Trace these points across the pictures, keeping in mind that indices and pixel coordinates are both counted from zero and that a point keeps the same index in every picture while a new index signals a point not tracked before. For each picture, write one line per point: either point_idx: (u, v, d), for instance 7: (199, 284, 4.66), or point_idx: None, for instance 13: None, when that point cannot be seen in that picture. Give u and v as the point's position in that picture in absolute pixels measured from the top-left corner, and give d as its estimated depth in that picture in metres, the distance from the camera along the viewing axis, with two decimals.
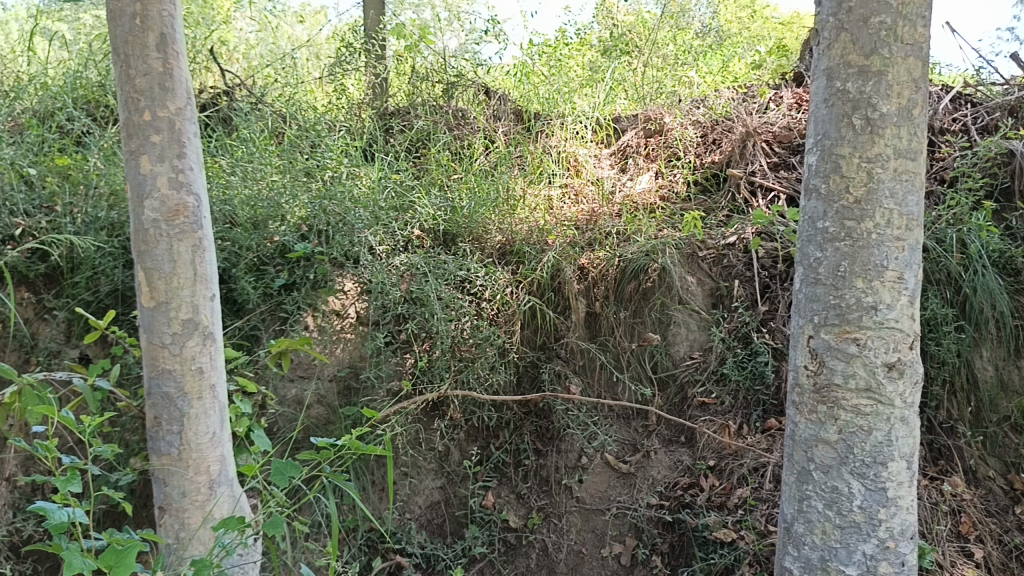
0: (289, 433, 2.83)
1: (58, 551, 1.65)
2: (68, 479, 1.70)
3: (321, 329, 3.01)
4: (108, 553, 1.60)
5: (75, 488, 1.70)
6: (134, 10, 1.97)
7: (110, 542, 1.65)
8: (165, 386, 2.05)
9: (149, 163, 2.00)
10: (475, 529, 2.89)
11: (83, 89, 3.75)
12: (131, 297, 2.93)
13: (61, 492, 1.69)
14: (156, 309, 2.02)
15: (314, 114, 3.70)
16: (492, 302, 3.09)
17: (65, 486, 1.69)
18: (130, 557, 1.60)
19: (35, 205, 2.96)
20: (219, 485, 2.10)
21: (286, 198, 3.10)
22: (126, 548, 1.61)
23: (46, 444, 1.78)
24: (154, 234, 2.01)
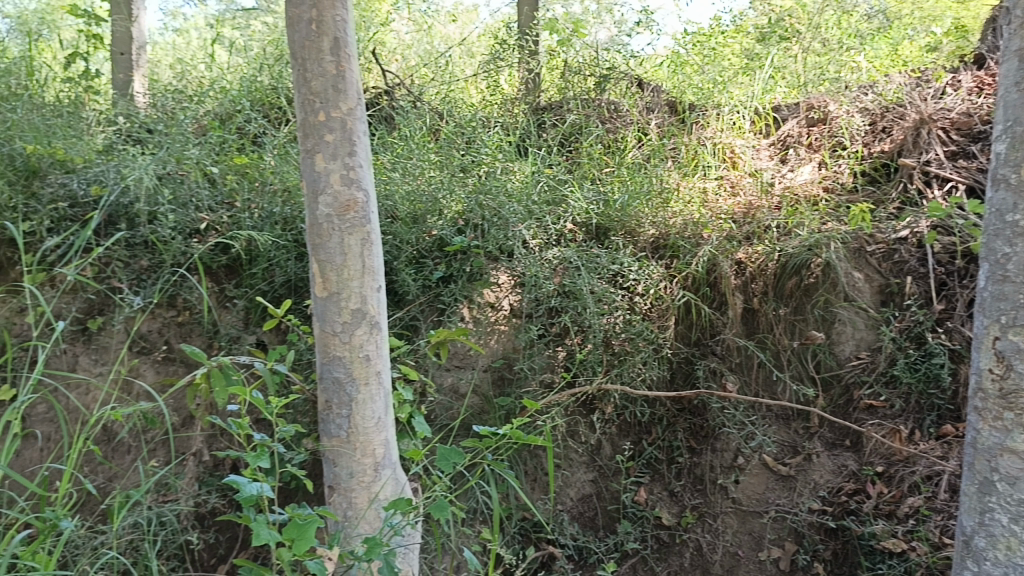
0: (446, 421, 2.91)
1: (247, 522, 1.79)
2: (258, 454, 1.85)
3: (476, 321, 3.07)
4: (291, 527, 1.73)
5: (264, 464, 1.84)
6: (310, 16, 2.08)
7: (292, 516, 1.78)
8: (335, 371, 2.17)
9: (323, 161, 2.12)
10: (627, 524, 2.88)
11: (258, 92, 4.01)
12: (302, 288, 3.10)
13: (251, 466, 1.84)
14: (328, 298, 2.15)
15: (469, 111, 3.81)
16: (645, 296, 3.06)
17: (255, 461, 1.84)
18: (310, 533, 1.72)
19: (218, 201, 3.19)
20: (384, 468, 2.19)
21: (443, 193, 3.19)
22: (307, 524, 1.73)
23: (240, 422, 1.94)
24: (327, 228, 2.13)
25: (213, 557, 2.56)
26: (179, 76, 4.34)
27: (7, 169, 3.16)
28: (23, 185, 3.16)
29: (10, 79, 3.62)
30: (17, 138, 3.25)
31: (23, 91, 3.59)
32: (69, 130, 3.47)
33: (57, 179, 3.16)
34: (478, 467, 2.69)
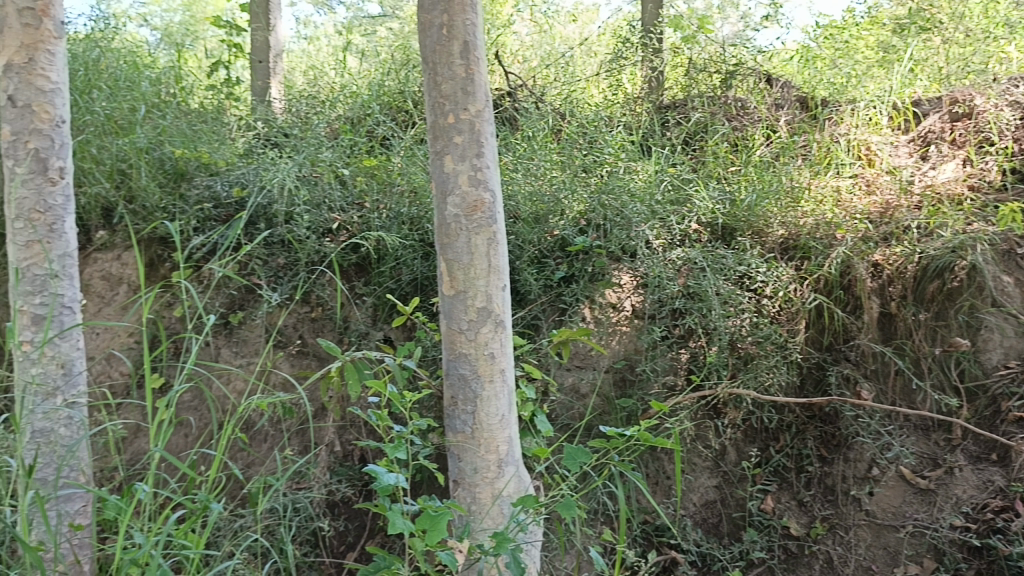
0: (567, 420, 2.92)
1: (383, 510, 1.86)
2: (396, 445, 1.95)
3: (598, 321, 3.05)
4: (424, 518, 1.78)
5: (401, 454, 1.97)
6: (441, 21, 2.13)
7: (424, 507, 1.83)
8: (461, 368, 2.21)
9: (452, 163, 2.17)
10: (753, 532, 2.81)
11: (386, 96, 4.14)
12: (429, 286, 3.18)
13: (389, 457, 1.93)
14: (455, 297, 2.19)
15: (591, 111, 3.80)
16: (774, 299, 2.97)
17: (392, 451, 1.93)
18: (442, 526, 1.77)
19: (349, 202, 3.31)
20: (507, 465, 2.22)
21: (565, 194, 3.20)
22: (439, 517, 1.78)
23: (379, 413, 2.06)
24: (455, 228, 2.17)
25: (343, 545, 2.65)
26: (312, 81, 4.53)
27: (159, 172, 3.39)
28: (173, 187, 3.37)
29: (161, 87, 3.87)
30: (167, 143, 3.47)
31: (172, 99, 3.83)
32: (213, 135, 3.68)
33: (203, 181, 3.36)
34: (603, 468, 2.67)
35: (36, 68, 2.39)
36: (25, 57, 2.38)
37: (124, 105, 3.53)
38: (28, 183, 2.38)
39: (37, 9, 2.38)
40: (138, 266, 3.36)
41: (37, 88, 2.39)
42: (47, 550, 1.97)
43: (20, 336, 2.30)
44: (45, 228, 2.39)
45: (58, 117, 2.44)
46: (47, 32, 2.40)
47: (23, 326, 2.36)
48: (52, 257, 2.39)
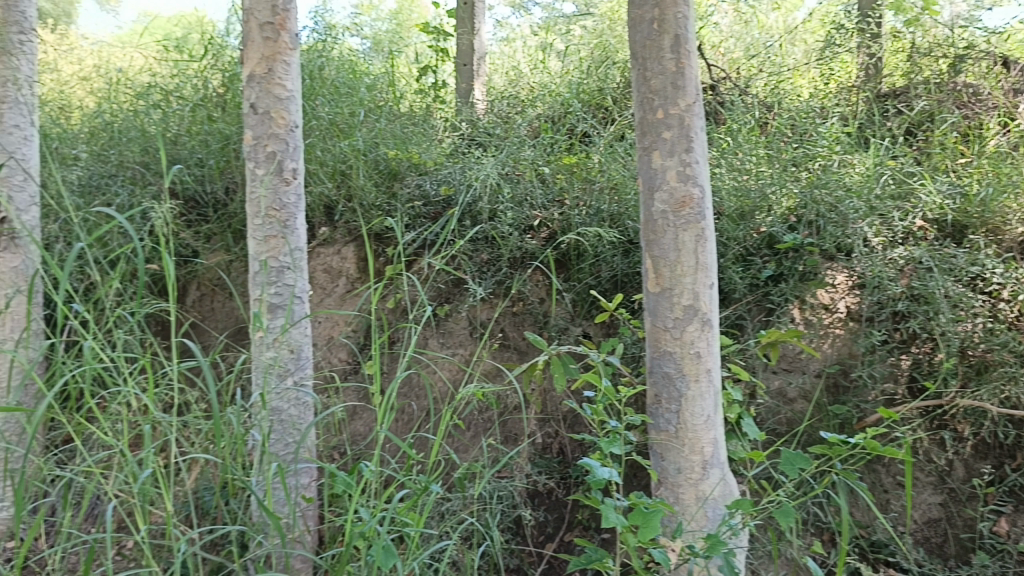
0: (773, 424, 2.82)
1: (594, 502, 1.92)
2: (611, 440, 2.00)
3: (808, 323, 2.94)
4: (636, 515, 1.81)
5: (616, 449, 2.00)
6: (652, 15, 2.13)
7: (636, 503, 1.86)
8: (665, 366, 2.19)
9: (661, 159, 2.16)
10: (984, 556, 2.58)
11: (586, 94, 4.16)
12: (629, 282, 3.18)
13: (604, 451, 1.99)
14: (660, 294, 2.18)
15: (801, 103, 3.63)
16: (1012, 303, 2.72)
17: (608, 446, 1.99)
18: (654, 524, 1.79)
19: (550, 199, 3.35)
20: (712, 467, 2.17)
21: (773, 189, 3.07)
22: (651, 514, 1.81)
23: (594, 407, 2.10)
24: (662, 224, 2.16)
25: (542, 535, 2.70)
26: (512, 82, 4.64)
27: (375, 172, 3.61)
28: (386, 186, 3.58)
29: (376, 92, 4.11)
30: (381, 145, 3.69)
31: (385, 103, 4.06)
32: (422, 136, 3.88)
33: (414, 181, 3.55)
34: (821, 475, 2.53)
35: (274, 78, 2.61)
36: (266, 68, 2.61)
37: (344, 110, 3.79)
38: (266, 183, 2.60)
39: (276, 24, 2.60)
40: (355, 261, 3.59)
41: (275, 96, 2.61)
42: (286, 518, 2.15)
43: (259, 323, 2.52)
44: (280, 224, 2.61)
45: (291, 122, 2.65)
46: (284, 44, 2.62)
47: (263, 314, 2.59)
48: (285, 251, 2.61)
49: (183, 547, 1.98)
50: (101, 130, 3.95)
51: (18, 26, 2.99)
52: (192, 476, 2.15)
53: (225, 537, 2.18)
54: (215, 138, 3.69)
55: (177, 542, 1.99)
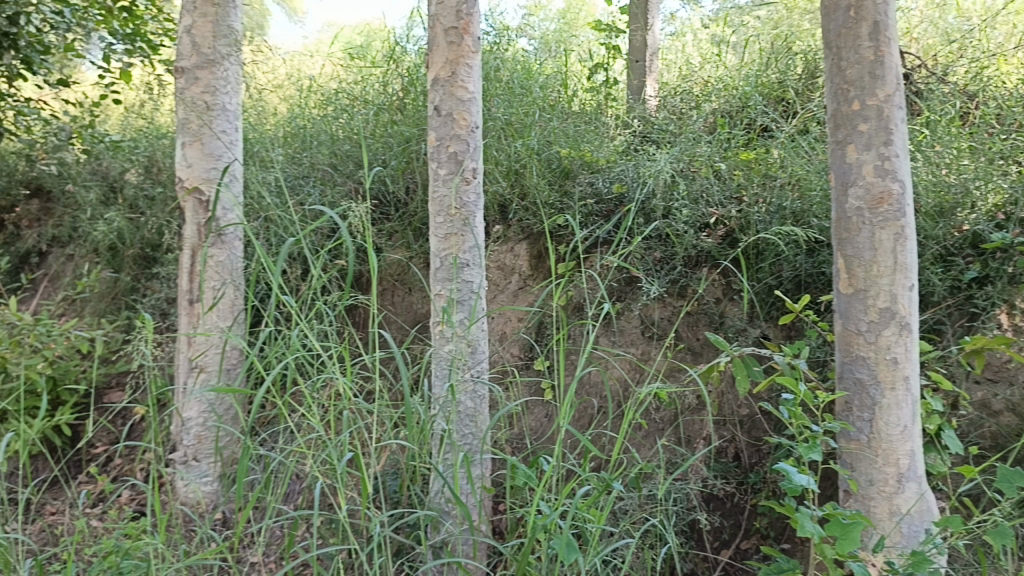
0: (976, 439, 2.62)
1: (789, 510, 1.93)
2: (810, 446, 1.92)
3: (1018, 330, 2.71)
4: (833, 525, 1.82)
5: (815, 455, 1.92)
6: (848, 3, 2.10)
7: (833, 513, 1.86)
8: (858, 372, 2.11)
9: (856, 152, 2.11)
10: None
11: (765, 86, 4.02)
12: (812, 283, 3.04)
13: (802, 458, 1.92)
14: (853, 296, 2.12)
15: (1009, 90, 3.34)
16: None
17: (807, 453, 1.92)
18: (854, 534, 1.79)
19: (727, 196, 3.24)
20: (907, 480, 2.05)
21: (977, 184, 2.85)
22: (850, 524, 1.81)
23: (791, 412, 2.03)
24: (856, 221, 2.11)
25: (717, 540, 2.64)
26: (685, 77, 4.55)
27: (548, 171, 3.64)
28: (560, 184, 3.61)
29: (549, 91, 4.15)
30: (555, 144, 3.73)
31: (558, 102, 4.09)
32: (595, 134, 3.88)
33: (586, 179, 3.55)
34: None
35: (458, 80, 2.69)
36: (450, 71, 2.70)
37: (519, 111, 3.85)
38: (449, 183, 2.69)
39: (460, 27, 2.68)
40: (528, 258, 3.65)
41: (458, 98, 2.69)
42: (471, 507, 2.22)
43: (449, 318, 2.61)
44: (460, 222, 2.69)
45: (473, 123, 2.72)
46: (467, 48, 2.70)
47: (455, 309, 2.68)
48: (465, 248, 2.68)
49: (379, 529, 2.08)
50: (295, 135, 4.23)
51: (226, 39, 3.24)
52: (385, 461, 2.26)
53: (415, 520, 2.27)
54: (397, 140, 3.86)
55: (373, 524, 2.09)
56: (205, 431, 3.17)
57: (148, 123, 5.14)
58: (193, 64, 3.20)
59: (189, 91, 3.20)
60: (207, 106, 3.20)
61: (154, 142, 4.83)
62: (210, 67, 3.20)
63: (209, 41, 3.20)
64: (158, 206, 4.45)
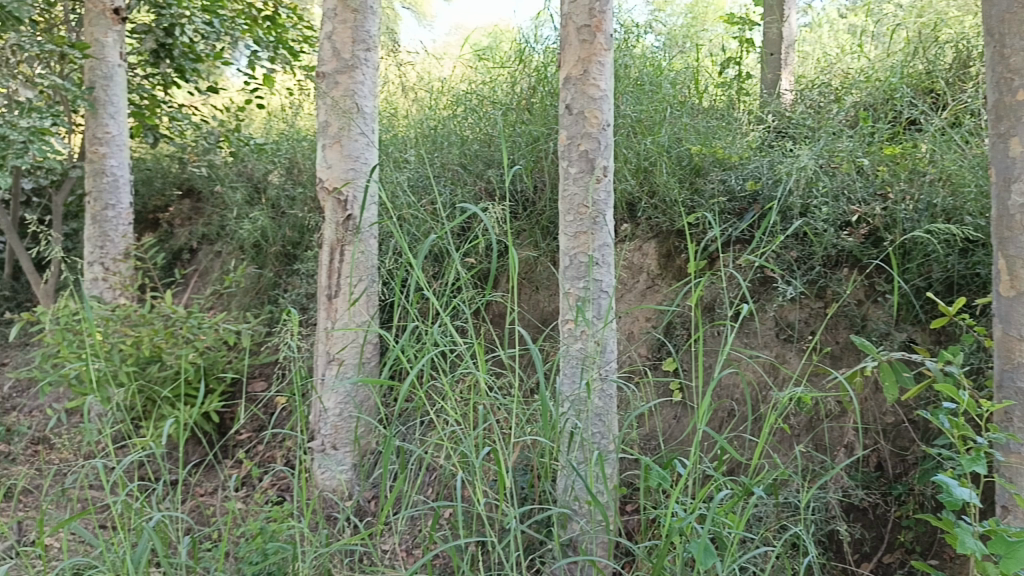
0: None
1: (947, 523, 1.83)
2: (974, 459, 1.82)
3: None
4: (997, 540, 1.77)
5: (980, 469, 1.81)
6: None
7: (996, 527, 1.79)
8: (1020, 381, 1.99)
9: (1020, 145, 1.99)
10: None
11: (912, 77, 3.81)
12: (965, 285, 2.87)
13: (965, 470, 1.82)
14: (1015, 299, 2.00)
15: None
16: None
17: (970, 466, 1.81)
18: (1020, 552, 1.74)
19: (870, 193, 3.11)
20: None
21: None
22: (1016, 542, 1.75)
23: (952, 421, 1.93)
24: (1020, 220, 1.99)
25: (858, 553, 2.55)
26: (824, 69, 4.37)
27: (679, 168, 3.59)
28: (690, 182, 3.54)
29: (680, 88, 4.09)
30: (686, 141, 3.66)
31: (688, 98, 4.02)
32: (728, 130, 3.79)
33: (718, 176, 3.47)
34: None
35: (589, 79, 2.68)
36: (582, 69, 2.69)
37: (649, 108, 3.80)
38: (579, 181, 2.69)
39: (593, 25, 2.66)
40: (656, 257, 3.60)
41: (589, 97, 2.68)
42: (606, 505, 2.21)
43: (582, 316, 2.61)
44: (590, 221, 2.68)
45: (604, 121, 2.70)
46: (599, 46, 2.68)
47: (588, 308, 2.67)
48: (594, 247, 2.67)
49: (514, 523, 2.09)
50: (426, 135, 4.33)
51: (364, 44, 3.34)
52: (520, 457, 2.28)
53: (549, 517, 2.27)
54: (526, 139, 3.90)
55: (509, 517, 2.11)
56: (341, 422, 3.30)
57: (289, 126, 5.40)
58: (333, 69, 3.32)
59: (329, 95, 3.32)
60: (345, 109, 3.31)
61: (295, 145, 5.06)
62: (349, 72, 3.32)
63: (348, 46, 3.31)
64: (298, 206, 4.67)
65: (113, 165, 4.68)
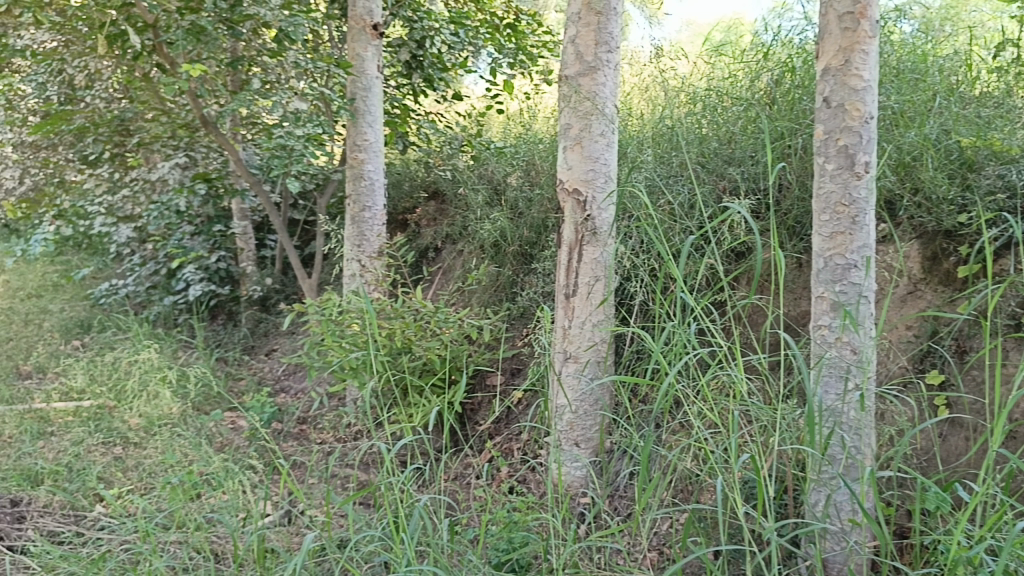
0: None
1: None
2: None
3: None
4: None
5: None
6: None
7: None
8: None
9: None
10: None
11: None
12: None
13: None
14: None
15: None
16: None
17: None
18: None
19: None
20: None
21: None
22: None
23: None
24: None
25: None
26: None
27: (947, 162, 3.28)
28: (961, 177, 3.22)
29: (948, 75, 3.72)
30: (956, 132, 3.33)
31: (958, 86, 3.65)
32: (1007, 119, 3.40)
33: (995, 170, 3.12)
34: None
35: (851, 69, 2.50)
36: (842, 59, 2.51)
37: (912, 98, 3.50)
38: (836, 178, 2.52)
39: (856, 13, 2.47)
40: (920, 260, 3.30)
41: (851, 88, 2.50)
42: (872, 524, 2.08)
43: (840, 321, 2.46)
44: (849, 220, 2.51)
45: (867, 113, 2.51)
46: (863, 33, 2.48)
47: (852, 313, 2.50)
48: (852, 249, 2.50)
49: (775, 535, 2.02)
50: (663, 134, 4.26)
51: (606, 45, 3.33)
52: (777, 466, 2.20)
53: (806, 531, 2.17)
54: (771, 135, 3.72)
55: (768, 529, 2.04)
56: (577, 419, 3.33)
57: (527, 130, 5.55)
58: (576, 72, 3.36)
59: (573, 97, 3.35)
60: (587, 111, 3.34)
61: (533, 147, 5.19)
62: (591, 74, 3.33)
63: (591, 49, 3.32)
64: (535, 207, 4.78)
65: (371, 170, 5.05)
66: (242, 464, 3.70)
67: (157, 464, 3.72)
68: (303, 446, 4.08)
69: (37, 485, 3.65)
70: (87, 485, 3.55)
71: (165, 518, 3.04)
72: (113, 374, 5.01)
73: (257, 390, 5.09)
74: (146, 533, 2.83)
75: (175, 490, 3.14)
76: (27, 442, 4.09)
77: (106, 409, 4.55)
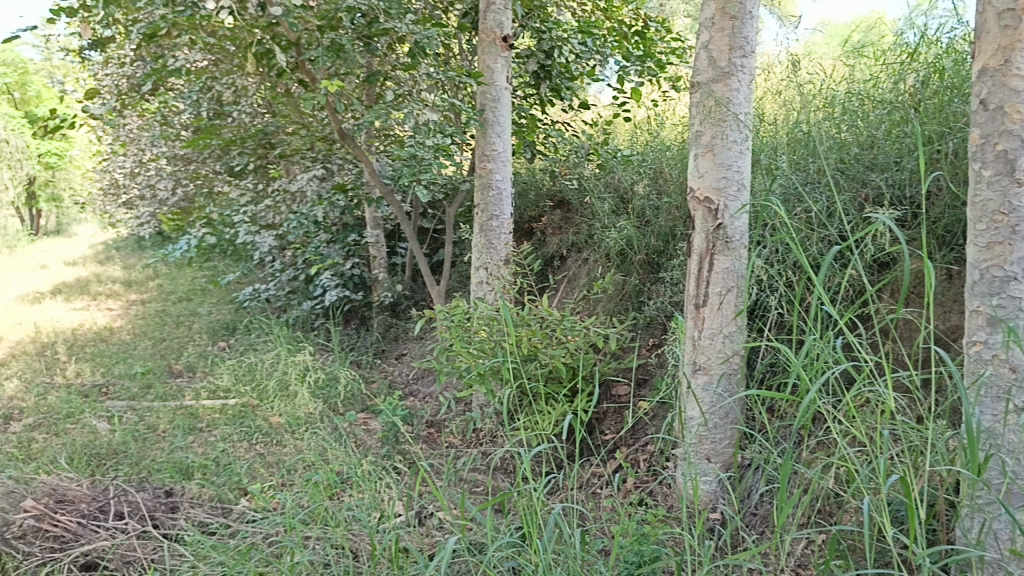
0: None
1: None
2: None
3: None
4: None
5: None
6: None
7: None
8: None
9: None
10: None
11: None
12: None
13: None
14: None
15: None
16: None
17: None
18: None
19: None
20: None
21: None
22: None
23: None
24: None
25: None
26: None
27: None
28: None
29: None
30: None
31: None
32: None
33: None
34: None
35: (1011, 69, 2.32)
36: (1002, 59, 2.34)
37: None
38: (995, 185, 2.36)
39: (1018, 9, 2.30)
40: None
41: (1011, 89, 2.32)
42: None
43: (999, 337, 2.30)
44: (1007, 230, 2.34)
45: None
46: None
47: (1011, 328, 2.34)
48: (1012, 260, 2.34)
49: (927, 562, 1.91)
50: (799, 139, 4.12)
51: (741, 50, 3.23)
52: (927, 489, 2.07)
53: (959, 559, 2.05)
54: (917, 140, 3.53)
55: (920, 555, 1.93)
56: (707, 432, 3.27)
57: (655, 137, 5.49)
58: (708, 78, 3.28)
59: (706, 104, 3.28)
60: (721, 118, 3.25)
61: (661, 155, 5.13)
62: (725, 80, 3.24)
63: (726, 54, 3.23)
64: (663, 215, 4.71)
65: (498, 179, 5.11)
66: (375, 465, 3.83)
67: (298, 462, 3.90)
68: (433, 449, 4.18)
69: (189, 477, 3.89)
70: (233, 480, 3.76)
71: (306, 514, 3.18)
72: (255, 375, 5.29)
73: (388, 393, 5.26)
74: (289, 528, 2.96)
75: (316, 488, 3.27)
76: (179, 436, 4.37)
77: (249, 407, 4.82)
